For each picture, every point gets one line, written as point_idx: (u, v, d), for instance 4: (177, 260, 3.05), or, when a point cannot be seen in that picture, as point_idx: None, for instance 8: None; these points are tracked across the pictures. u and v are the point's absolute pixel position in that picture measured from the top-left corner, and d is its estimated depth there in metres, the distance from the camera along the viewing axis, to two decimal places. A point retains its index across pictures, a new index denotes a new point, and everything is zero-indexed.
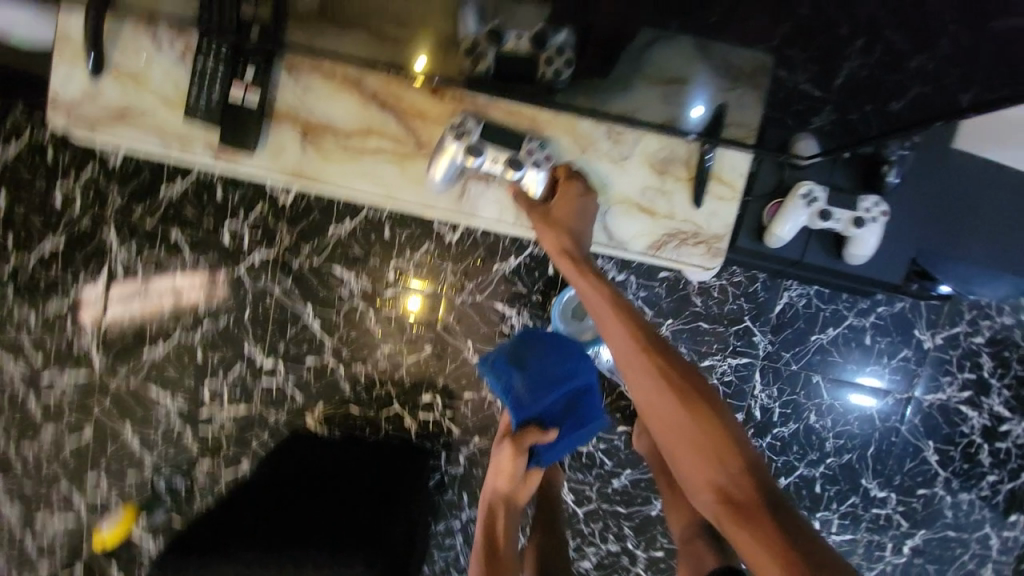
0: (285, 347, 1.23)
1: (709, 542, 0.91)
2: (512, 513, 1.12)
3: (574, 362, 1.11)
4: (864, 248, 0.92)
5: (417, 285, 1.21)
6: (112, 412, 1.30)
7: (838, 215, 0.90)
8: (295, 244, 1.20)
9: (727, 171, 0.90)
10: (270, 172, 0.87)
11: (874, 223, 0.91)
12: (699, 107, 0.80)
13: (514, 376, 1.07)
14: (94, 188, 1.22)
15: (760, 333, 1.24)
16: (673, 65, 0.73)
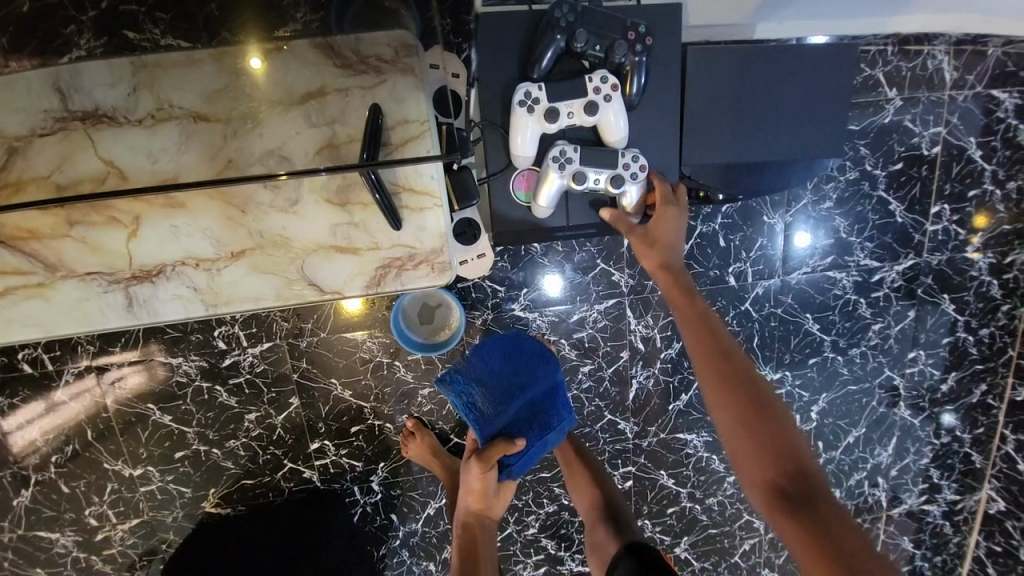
0: (148, 451, 1.16)
1: (608, 527, 1.02)
2: (482, 526, 1.06)
3: (533, 364, 1.10)
4: (615, 133, 0.73)
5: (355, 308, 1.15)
6: (18, 561, 1.24)
7: (567, 109, 0.72)
8: (103, 349, 1.09)
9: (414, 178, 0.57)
10: None
11: (609, 102, 0.72)
12: (383, 58, 0.57)
13: (474, 393, 1.05)
14: None
15: (618, 271, 1.20)
16: (299, 79, 0.55)
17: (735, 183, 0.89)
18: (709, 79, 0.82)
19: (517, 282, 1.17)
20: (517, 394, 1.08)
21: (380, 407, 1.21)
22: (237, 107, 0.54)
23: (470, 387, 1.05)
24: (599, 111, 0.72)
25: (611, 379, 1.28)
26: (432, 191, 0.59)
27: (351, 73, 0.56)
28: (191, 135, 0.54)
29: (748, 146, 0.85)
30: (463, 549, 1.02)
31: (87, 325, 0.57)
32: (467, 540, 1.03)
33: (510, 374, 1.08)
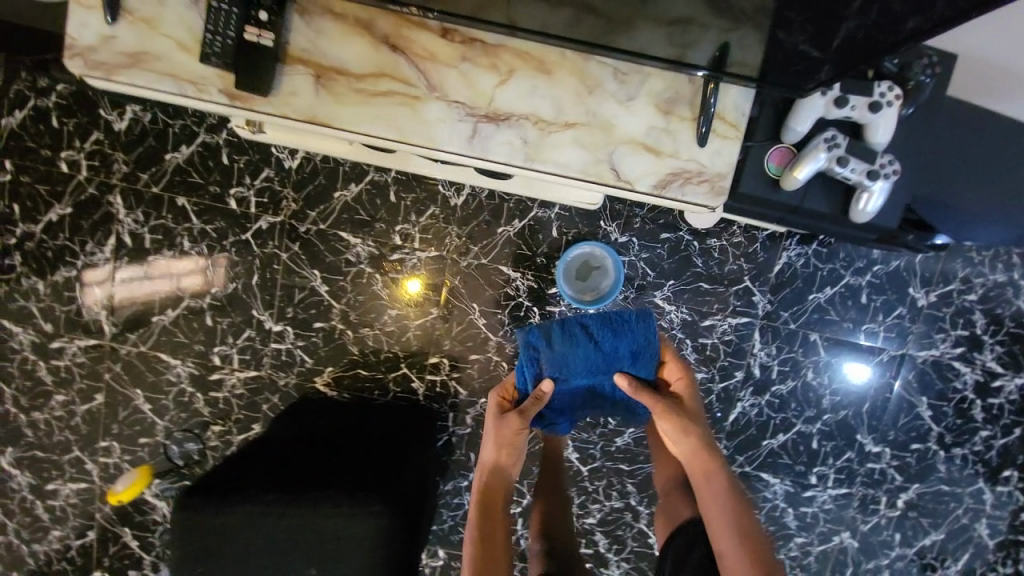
0: (292, 312, 1.26)
1: (688, 497, 1.05)
2: (497, 512, 1.00)
3: (611, 356, 1.04)
4: (880, 138, 0.78)
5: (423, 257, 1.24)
6: (123, 378, 1.29)
7: (853, 103, 0.77)
8: (301, 210, 1.21)
9: (730, 111, 0.70)
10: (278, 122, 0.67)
11: (890, 108, 0.77)
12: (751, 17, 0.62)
13: (543, 353, 1.05)
14: (100, 155, 1.20)
15: (760, 293, 1.26)
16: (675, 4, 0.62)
17: (932, 216, 0.96)
18: (941, 119, 0.92)
19: (667, 272, 1.25)
20: (580, 373, 1.04)
21: (503, 344, 1.28)
22: (620, 9, 0.62)
23: (544, 344, 1.05)
24: (879, 113, 0.77)
25: (717, 395, 1.31)
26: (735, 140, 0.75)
27: (720, 13, 0.62)
28: (580, 21, 0.64)
29: (970, 195, 0.92)
30: (474, 537, 0.96)
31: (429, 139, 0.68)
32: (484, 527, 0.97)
33: (588, 353, 1.04)
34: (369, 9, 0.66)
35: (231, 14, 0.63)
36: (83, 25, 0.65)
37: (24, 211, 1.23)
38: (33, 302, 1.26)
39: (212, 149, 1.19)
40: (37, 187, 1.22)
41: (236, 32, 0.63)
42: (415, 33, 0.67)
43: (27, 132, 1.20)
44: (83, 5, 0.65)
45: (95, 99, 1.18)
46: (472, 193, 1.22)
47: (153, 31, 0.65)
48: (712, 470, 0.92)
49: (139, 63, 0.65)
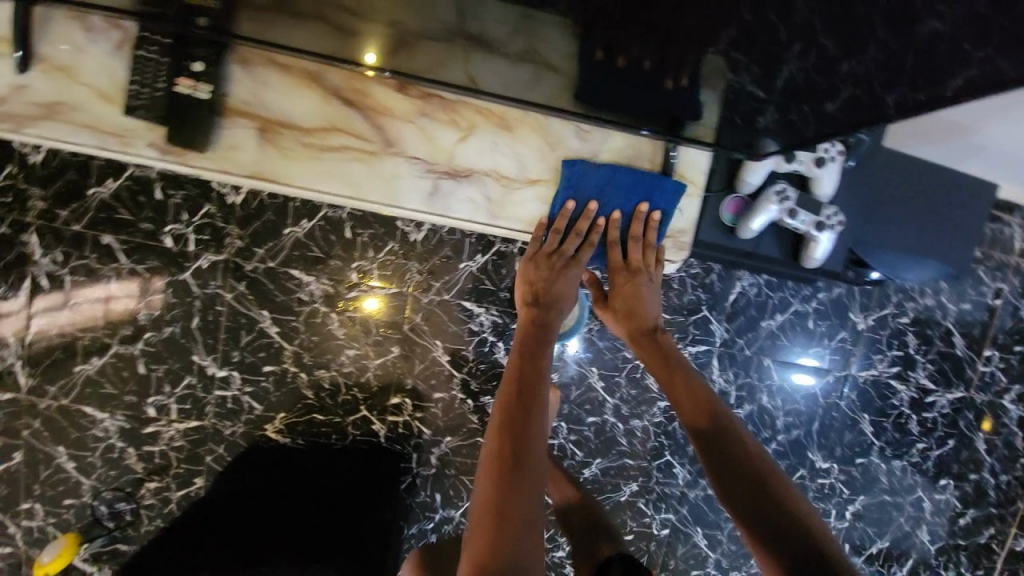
0: (239, 356, 1.17)
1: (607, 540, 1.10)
2: (535, 402, 0.85)
3: (639, 187, 0.89)
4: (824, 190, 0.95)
5: (377, 285, 1.18)
6: (44, 434, 1.16)
7: (801, 158, 0.93)
8: (247, 247, 1.13)
9: (690, 171, 0.91)
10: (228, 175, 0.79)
11: (834, 162, 0.93)
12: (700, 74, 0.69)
13: (582, 173, 0.87)
14: (12, 190, 1.08)
15: (717, 321, 1.30)
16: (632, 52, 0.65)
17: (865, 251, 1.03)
18: (876, 167, 1.01)
19: None
20: (624, 176, 0.89)
21: (468, 381, 1.25)
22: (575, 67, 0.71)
23: (581, 186, 0.88)
24: (824, 168, 0.93)
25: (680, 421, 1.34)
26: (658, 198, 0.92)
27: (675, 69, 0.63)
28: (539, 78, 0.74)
29: (892, 232, 1.01)
30: (507, 439, 0.80)
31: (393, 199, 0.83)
32: (521, 440, 0.80)
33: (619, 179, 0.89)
34: (320, 64, 0.78)
35: (160, 64, 0.74)
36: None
37: None
38: None
39: (144, 184, 1.09)
40: None
41: (166, 83, 0.74)
42: (371, 86, 0.80)
43: None
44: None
45: None
46: (433, 228, 1.18)
47: (71, 80, 0.75)
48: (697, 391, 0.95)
49: (52, 113, 0.75)
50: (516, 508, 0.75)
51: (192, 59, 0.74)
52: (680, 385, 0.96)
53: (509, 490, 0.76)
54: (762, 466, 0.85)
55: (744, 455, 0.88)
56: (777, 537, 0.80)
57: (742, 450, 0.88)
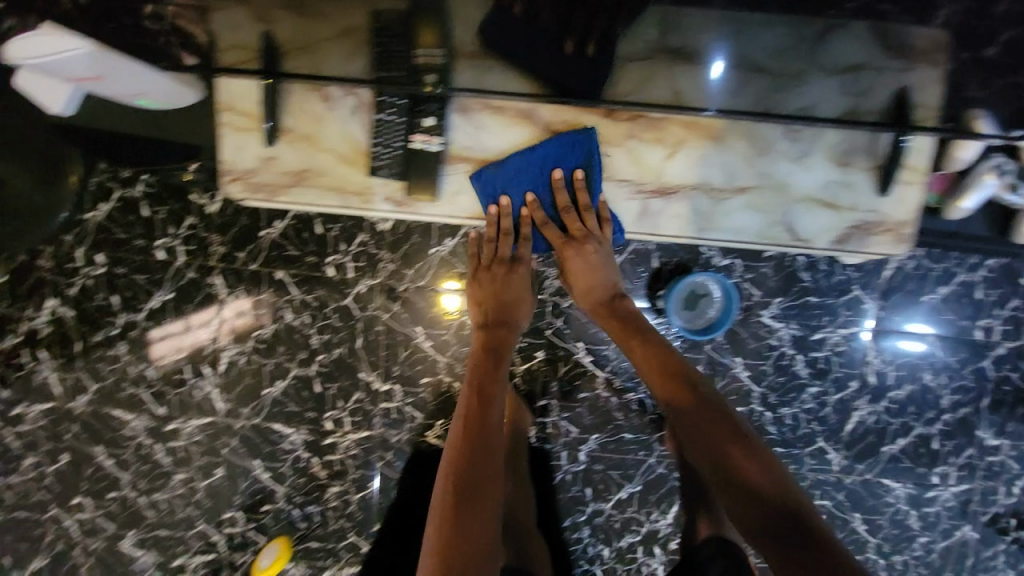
0: (399, 370, 1.26)
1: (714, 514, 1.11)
2: (459, 436, 0.94)
3: (542, 161, 0.90)
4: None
5: (455, 286, 1.22)
6: (241, 451, 1.30)
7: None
8: (399, 270, 1.21)
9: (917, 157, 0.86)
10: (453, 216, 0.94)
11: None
12: None
13: (496, 177, 0.91)
14: (194, 239, 1.19)
15: (870, 300, 1.23)
16: None
17: None
18: None
19: (773, 290, 1.22)
20: (530, 163, 0.90)
21: (612, 378, 1.27)
22: None
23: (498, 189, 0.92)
24: None
25: (833, 406, 1.28)
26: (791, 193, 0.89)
27: None
28: None
29: None
30: (448, 481, 0.90)
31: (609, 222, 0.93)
32: (466, 487, 0.89)
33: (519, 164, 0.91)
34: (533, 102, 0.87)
35: (396, 125, 0.88)
36: (240, 146, 0.89)
37: (122, 301, 1.22)
38: (143, 388, 1.27)
39: (307, 221, 1.18)
40: (133, 277, 1.21)
41: (403, 141, 0.87)
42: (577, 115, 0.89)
43: (115, 223, 1.18)
44: (238, 132, 0.88)
45: (184, 183, 1.15)
46: None
47: (315, 148, 0.89)
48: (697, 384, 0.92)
49: (302, 179, 0.90)
50: (484, 509, 0.88)
51: (424, 116, 0.87)
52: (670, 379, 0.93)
53: (464, 489, 0.89)
54: (747, 455, 0.85)
55: (735, 446, 0.86)
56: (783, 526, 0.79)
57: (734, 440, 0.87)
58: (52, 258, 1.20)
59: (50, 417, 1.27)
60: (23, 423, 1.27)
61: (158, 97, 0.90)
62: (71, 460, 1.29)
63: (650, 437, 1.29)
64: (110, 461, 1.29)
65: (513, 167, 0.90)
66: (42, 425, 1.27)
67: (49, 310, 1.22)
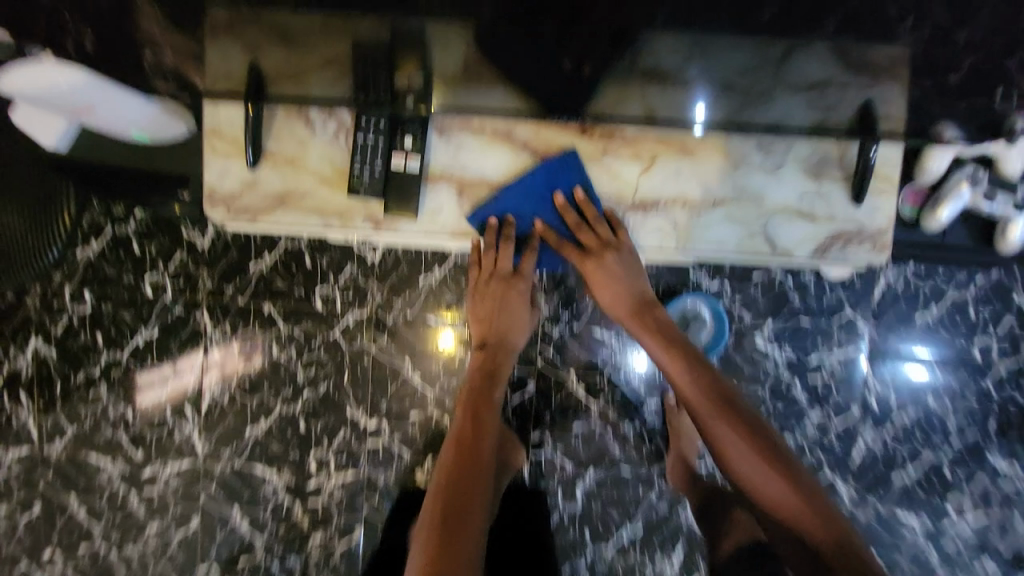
0: (387, 405, 1.22)
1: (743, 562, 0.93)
2: (455, 465, 0.87)
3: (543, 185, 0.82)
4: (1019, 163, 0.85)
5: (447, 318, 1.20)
6: (219, 497, 1.23)
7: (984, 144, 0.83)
8: (387, 300, 1.20)
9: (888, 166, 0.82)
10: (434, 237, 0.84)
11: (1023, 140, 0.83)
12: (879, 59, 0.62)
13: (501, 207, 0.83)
14: (184, 274, 1.19)
15: (864, 321, 1.22)
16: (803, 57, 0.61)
17: None
18: None
19: (765, 313, 1.21)
20: (535, 188, 0.82)
21: (607, 409, 1.22)
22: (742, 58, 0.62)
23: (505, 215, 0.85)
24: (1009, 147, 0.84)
25: (838, 432, 1.23)
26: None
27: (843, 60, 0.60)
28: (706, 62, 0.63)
29: None
30: (436, 524, 0.82)
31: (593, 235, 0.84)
32: (448, 530, 0.81)
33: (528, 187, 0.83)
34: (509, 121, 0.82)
35: (377, 144, 0.79)
36: (224, 170, 0.81)
37: (105, 339, 1.19)
38: (122, 430, 1.22)
39: (296, 254, 1.18)
40: (120, 314, 1.20)
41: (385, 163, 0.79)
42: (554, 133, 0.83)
43: (106, 260, 1.18)
44: (222, 155, 0.80)
45: (176, 219, 1.17)
46: None
47: (301, 170, 0.80)
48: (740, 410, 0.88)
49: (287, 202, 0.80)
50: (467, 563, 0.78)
51: (404, 136, 0.79)
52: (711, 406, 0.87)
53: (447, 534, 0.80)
54: (779, 478, 0.85)
55: (773, 476, 0.85)
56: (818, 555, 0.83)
57: (775, 469, 0.85)
58: (39, 297, 1.19)
59: (26, 463, 1.22)
60: None
61: (148, 123, 0.77)
62: (42, 510, 1.22)
63: (649, 472, 1.22)
64: (84, 510, 1.22)
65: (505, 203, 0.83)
66: (17, 472, 1.23)
67: (33, 351, 1.20)
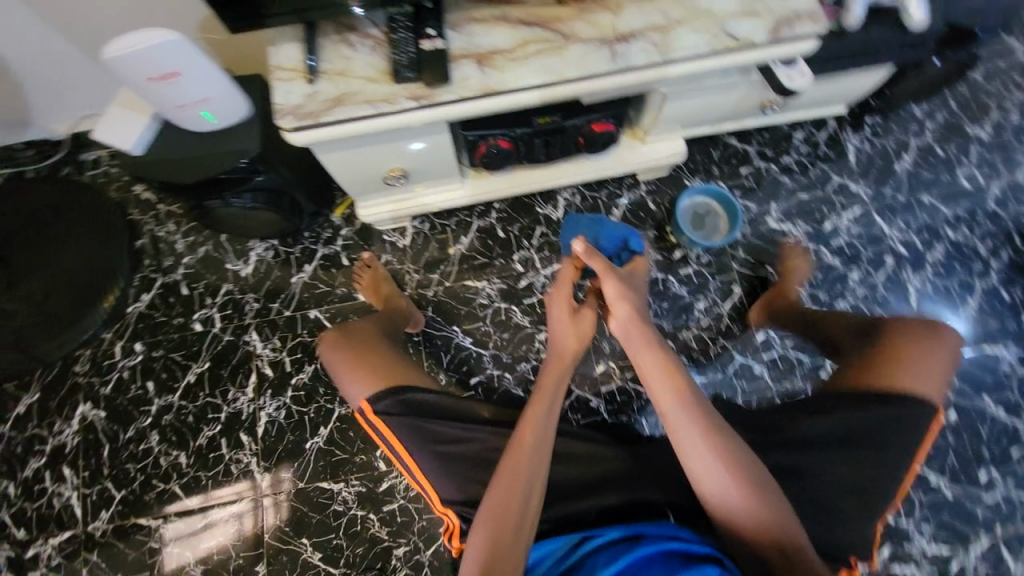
0: (446, 377, 1.20)
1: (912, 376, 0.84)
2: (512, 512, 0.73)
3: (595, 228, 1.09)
4: None
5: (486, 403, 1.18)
6: (287, 531, 1.11)
7: None
8: (425, 277, 1.26)
9: None
10: (466, 104, 0.80)
11: None
12: None
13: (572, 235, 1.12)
14: (230, 302, 1.24)
15: (855, 182, 1.32)
16: None
17: None
18: None
19: (766, 199, 1.31)
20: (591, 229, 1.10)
21: (661, 323, 1.23)
22: None
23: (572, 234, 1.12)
24: None
25: (885, 285, 1.25)
26: (714, 17, 0.83)
27: None
28: None
29: None
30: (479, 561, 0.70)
31: (592, 79, 0.81)
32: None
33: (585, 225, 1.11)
34: (504, 3, 0.83)
35: (406, 39, 0.79)
36: (288, 89, 0.79)
37: (156, 385, 1.19)
38: (176, 480, 1.14)
39: (333, 257, 1.27)
40: (170, 357, 1.21)
41: (415, 50, 0.78)
42: (540, 7, 0.83)
43: (155, 308, 1.24)
44: (287, 79, 0.79)
45: (221, 254, 1.27)
46: (568, 201, 1.30)
47: (350, 77, 0.79)
48: (737, 455, 0.72)
49: (344, 101, 0.78)
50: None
51: (427, 26, 0.80)
52: (691, 434, 0.73)
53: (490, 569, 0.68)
54: (769, 511, 0.70)
55: (776, 516, 0.71)
56: (889, 450, 0.81)
57: (774, 508, 0.71)
58: (89, 361, 1.21)
59: (68, 550, 1.11)
60: (39, 567, 1.11)
61: (219, 109, 0.91)
62: None
63: (725, 375, 1.20)
64: None
65: (531, 60, 0.80)
66: (63, 563, 1.11)
67: (81, 419, 1.18)
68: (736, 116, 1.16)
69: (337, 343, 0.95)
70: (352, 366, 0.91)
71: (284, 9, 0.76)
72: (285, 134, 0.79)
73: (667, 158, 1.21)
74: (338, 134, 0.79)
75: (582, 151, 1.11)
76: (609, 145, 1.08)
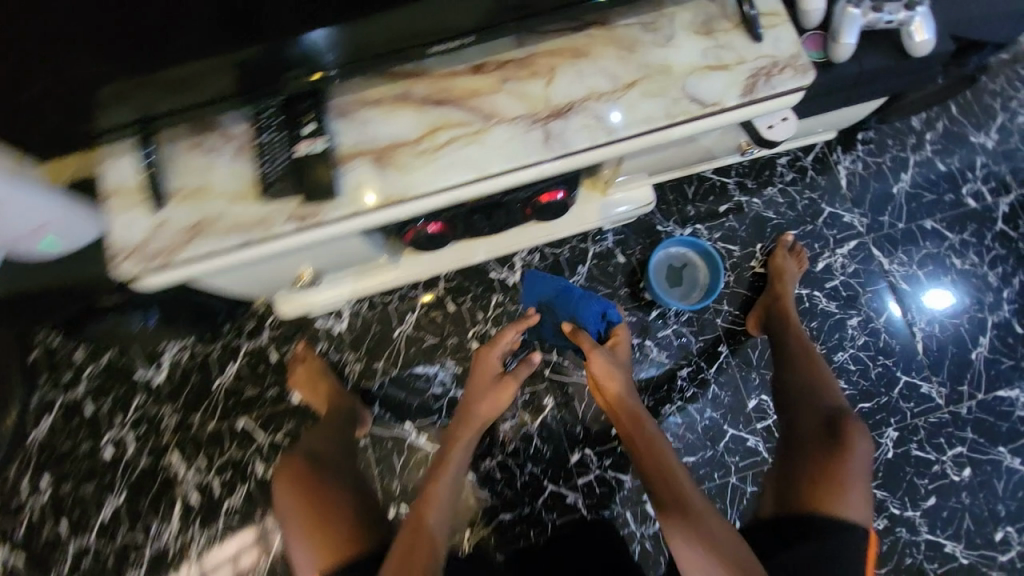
0: (402, 484, 1.05)
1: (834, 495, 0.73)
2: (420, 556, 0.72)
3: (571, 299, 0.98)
4: None
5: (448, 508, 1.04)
6: None
7: None
8: (368, 367, 1.10)
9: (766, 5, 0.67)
10: (363, 218, 0.62)
11: None
12: None
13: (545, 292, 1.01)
14: (145, 419, 1.08)
15: (847, 212, 1.17)
16: None
17: None
18: None
19: (749, 240, 1.16)
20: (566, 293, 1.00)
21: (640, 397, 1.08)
22: None
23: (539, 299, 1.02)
24: None
25: (888, 330, 1.11)
26: (674, 75, 0.65)
27: None
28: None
29: None
30: None
31: (525, 168, 0.63)
32: None
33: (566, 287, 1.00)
34: (404, 78, 0.65)
35: (277, 142, 0.61)
36: (130, 220, 0.61)
37: (67, 526, 1.03)
38: None
39: (260, 353, 1.10)
40: (80, 489, 1.05)
41: (288, 155, 0.60)
42: (452, 78, 0.65)
43: (58, 434, 1.07)
44: (127, 206, 0.61)
45: (128, 362, 1.09)
46: (525, 263, 1.13)
47: (208, 197, 0.61)
48: (715, 524, 0.71)
49: (202, 232, 0.60)
50: None
51: (303, 120, 0.61)
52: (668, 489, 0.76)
53: None
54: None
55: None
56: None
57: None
58: None
59: None
60: None
61: (65, 232, 0.72)
62: None
63: (715, 452, 1.06)
64: None
65: (443, 154, 0.62)
66: None
67: None
68: (712, 157, 0.99)
69: (290, 477, 0.83)
70: (304, 514, 0.79)
71: (116, 111, 0.58)
72: (121, 281, 0.61)
73: (634, 208, 1.04)
74: (200, 273, 0.61)
75: (531, 217, 0.93)
76: (561, 210, 0.90)
